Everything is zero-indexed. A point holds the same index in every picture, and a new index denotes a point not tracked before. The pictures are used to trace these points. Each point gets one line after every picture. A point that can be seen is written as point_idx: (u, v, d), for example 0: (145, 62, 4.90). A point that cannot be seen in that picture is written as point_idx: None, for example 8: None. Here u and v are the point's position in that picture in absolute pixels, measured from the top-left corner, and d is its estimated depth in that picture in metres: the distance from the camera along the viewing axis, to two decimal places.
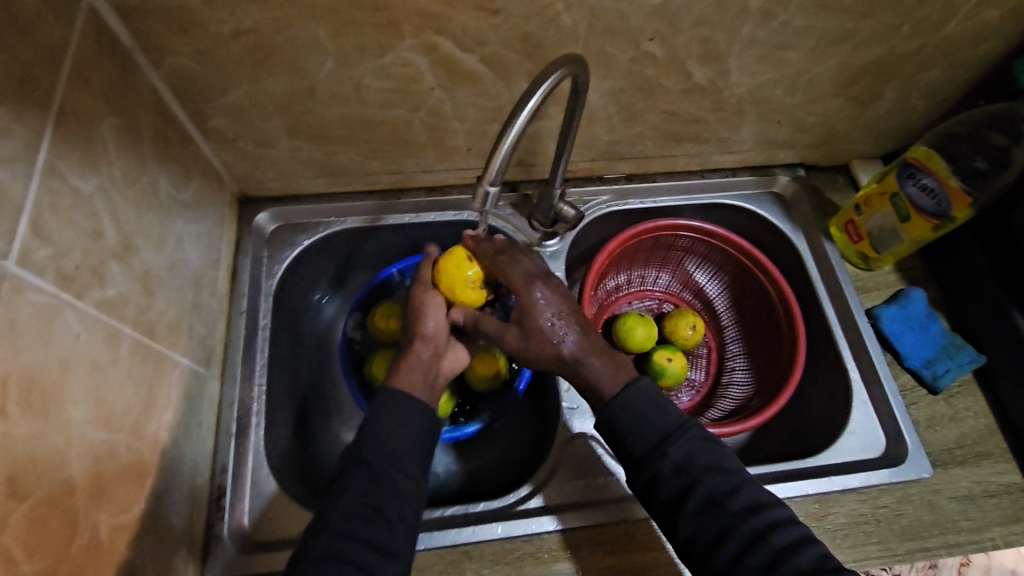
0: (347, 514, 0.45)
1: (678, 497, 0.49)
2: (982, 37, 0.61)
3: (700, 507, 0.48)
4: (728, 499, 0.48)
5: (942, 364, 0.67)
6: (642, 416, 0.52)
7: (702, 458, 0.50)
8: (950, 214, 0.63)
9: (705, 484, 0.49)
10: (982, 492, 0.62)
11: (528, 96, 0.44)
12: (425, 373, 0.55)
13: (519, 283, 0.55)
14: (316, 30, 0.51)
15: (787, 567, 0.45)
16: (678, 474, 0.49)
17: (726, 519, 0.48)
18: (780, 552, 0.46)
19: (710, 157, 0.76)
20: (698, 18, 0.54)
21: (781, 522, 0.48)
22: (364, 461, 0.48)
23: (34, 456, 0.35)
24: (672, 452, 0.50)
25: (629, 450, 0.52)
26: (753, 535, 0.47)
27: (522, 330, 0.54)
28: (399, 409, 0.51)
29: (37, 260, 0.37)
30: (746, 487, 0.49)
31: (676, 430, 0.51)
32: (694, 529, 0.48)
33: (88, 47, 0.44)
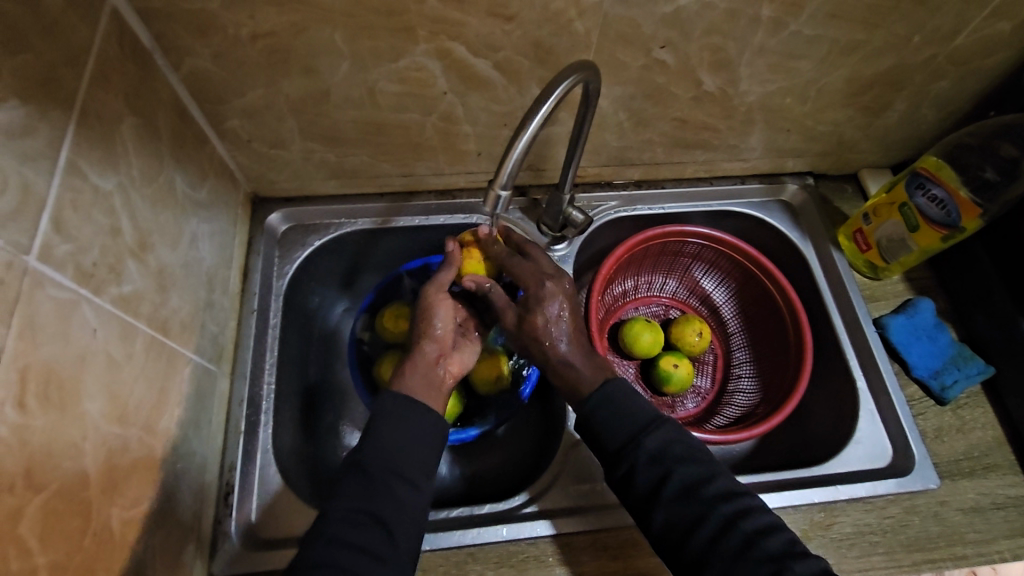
0: (343, 519, 0.46)
1: (655, 486, 0.49)
2: (994, 49, 0.61)
3: (675, 495, 0.49)
4: (702, 486, 0.49)
5: (950, 374, 0.67)
6: (617, 408, 0.53)
7: (677, 447, 0.51)
8: (959, 224, 0.63)
9: (679, 473, 0.49)
10: (990, 504, 0.62)
11: (540, 102, 0.44)
12: (427, 374, 0.55)
13: (527, 276, 0.59)
14: (333, 34, 0.51)
15: (758, 550, 0.45)
16: (652, 463, 0.50)
17: (701, 506, 0.48)
18: (751, 536, 0.46)
19: (720, 164, 0.76)
20: (710, 27, 0.55)
21: (757, 508, 0.48)
22: (363, 467, 0.48)
23: (51, 449, 0.36)
24: (646, 443, 0.51)
25: (604, 445, 0.53)
26: (725, 521, 0.47)
27: (520, 319, 0.59)
28: (400, 414, 0.51)
29: (58, 255, 0.38)
30: (721, 478, 0.50)
31: (649, 422, 0.52)
32: (670, 517, 0.49)
33: (110, 48, 0.45)
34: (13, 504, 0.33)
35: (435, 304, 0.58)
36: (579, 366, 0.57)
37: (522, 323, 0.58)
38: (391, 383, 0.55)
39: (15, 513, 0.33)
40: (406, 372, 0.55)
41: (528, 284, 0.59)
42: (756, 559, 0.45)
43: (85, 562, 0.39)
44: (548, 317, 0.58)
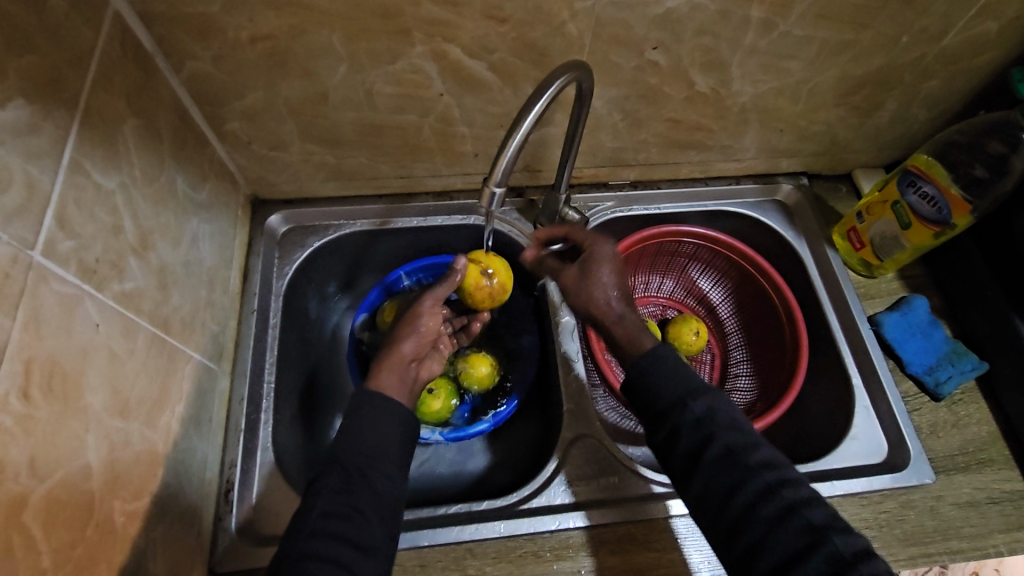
0: (325, 514, 0.46)
1: (696, 447, 0.49)
2: (981, 48, 0.62)
3: (717, 460, 0.48)
4: (746, 452, 0.48)
5: (945, 370, 0.67)
6: (668, 371, 0.53)
7: (724, 415, 0.51)
8: (950, 221, 0.64)
9: (724, 437, 0.49)
10: (985, 498, 0.62)
11: (533, 101, 0.45)
12: (401, 378, 0.57)
13: (585, 237, 0.63)
14: (331, 37, 0.53)
15: (798, 518, 0.45)
16: (698, 426, 0.50)
17: (742, 470, 0.48)
18: (792, 505, 0.45)
19: (714, 164, 0.77)
20: (700, 28, 0.56)
21: (796, 480, 0.47)
22: (339, 461, 0.48)
23: (54, 439, 0.36)
24: (693, 407, 0.51)
25: (653, 402, 0.52)
26: (768, 487, 0.47)
27: (582, 271, 0.61)
28: (373, 410, 0.51)
29: (61, 251, 0.39)
30: (763, 449, 0.49)
31: (697, 388, 0.52)
32: (709, 479, 0.48)
33: (114, 50, 0.46)
34: (19, 492, 0.33)
35: (424, 306, 0.62)
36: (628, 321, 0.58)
37: (585, 273, 0.60)
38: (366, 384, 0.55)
39: (20, 501, 0.33)
40: (381, 372, 0.56)
41: (587, 242, 0.62)
42: (795, 526, 0.44)
43: (88, 553, 0.39)
44: (611, 267, 0.60)
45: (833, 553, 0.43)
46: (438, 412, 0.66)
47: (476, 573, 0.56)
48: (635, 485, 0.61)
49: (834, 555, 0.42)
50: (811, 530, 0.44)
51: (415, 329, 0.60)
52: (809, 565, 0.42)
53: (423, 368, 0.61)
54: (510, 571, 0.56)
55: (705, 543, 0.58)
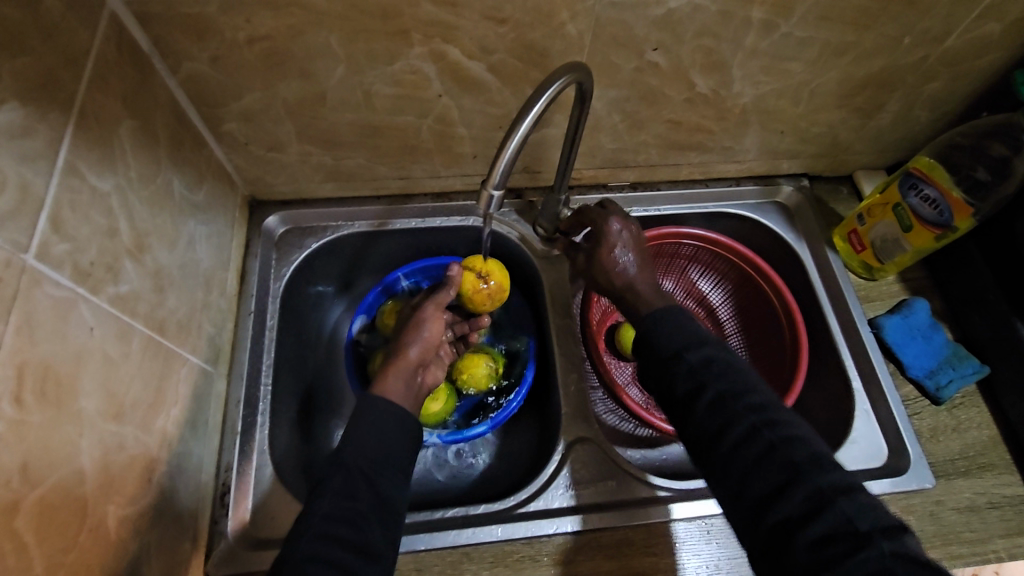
0: (327, 516, 0.45)
1: (689, 391, 0.48)
2: (984, 50, 0.62)
3: (708, 404, 0.47)
4: (738, 398, 0.47)
5: (945, 374, 0.67)
6: (668, 325, 0.52)
7: (721, 364, 0.49)
8: (951, 223, 0.64)
9: (718, 385, 0.48)
10: (986, 503, 0.62)
11: (532, 102, 0.44)
12: (407, 383, 0.56)
13: (600, 215, 0.61)
14: (329, 38, 0.52)
15: (782, 458, 0.43)
16: (691, 374, 0.49)
17: (732, 414, 0.46)
18: (777, 445, 0.44)
19: (715, 165, 0.77)
20: (701, 29, 0.55)
21: (789, 424, 0.45)
22: (345, 465, 0.48)
23: (47, 444, 0.36)
24: (689, 357, 0.50)
25: (656, 350, 0.51)
26: (754, 429, 0.45)
27: (590, 256, 0.62)
28: (377, 415, 0.51)
29: (55, 254, 0.39)
30: (759, 393, 0.48)
31: (695, 341, 0.51)
32: (700, 421, 0.47)
33: (109, 51, 0.46)
34: (10, 498, 0.33)
35: (428, 313, 0.62)
36: (641, 286, 0.57)
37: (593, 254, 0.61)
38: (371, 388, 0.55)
39: (11, 507, 0.33)
40: (386, 377, 0.56)
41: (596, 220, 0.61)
42: (777, 466, 0.43)
43: (81, 558, 0.39)
44: (622, 246, 0.59)
45: (816, 490, 0.41)
46: (437, 414, 0.66)
47: None
48: (633, 489, 0.61)
49: (813, 495, 0.41)
50: (795, 469, 0.43)
51: (418, 334, 0.60)
52: (790, 501, 0.41)
53: (429, 373, 0.61)
54: None
55: (704, 547, 0.58)
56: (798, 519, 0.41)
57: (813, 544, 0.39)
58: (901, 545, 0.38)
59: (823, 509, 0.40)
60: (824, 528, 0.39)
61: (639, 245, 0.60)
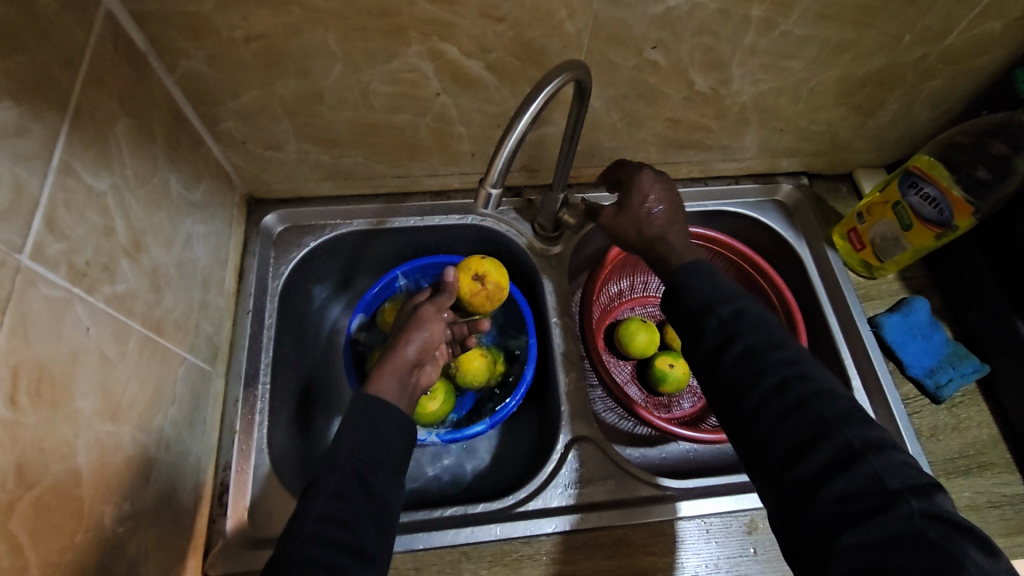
0: (321, 519, 0.44)
1: (718, 345, 0.47)
2: (985, 47, 0.61)
3: (737, 358, 0.46)
4: (767, 352, 0.46)
5: (945, 373, 0.67)
6: (700, 278, 0.51)
7: (751, 318, 0.48)
8: (951, 223, 0.64)
9: (747, 339, 0.47)
10: (986, 502, 0.62)
11: (529, 101, 0.44)
12: (402, 382, 0.55)
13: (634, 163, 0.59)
14: (325, 36, 0.52)
15: (809, 414, 0.42)
16: (720, 328, 0.48)
17: (761, 367, 0.45)
18: (807, 400, 0.43)
19: (714, 164, 0.77)
20: (700, 27, 0.55)
21: (822, 379, 0.44)
22: (339, 467, 0.48)
23: (42, 445, 0.36)
24: (719, 310, 0.48)
25: (685, 303, 0.50)
26: (783, 384, 0.44)
27: (619, 206, 0.58)
28: (373, 416, 0.51)
29: (51, 254, 0.38)
30: (791, 350, 0.46)
31: (727, 294, 0.50)
32: (729, 375, 0.46)
33: (105, 50, 0.46)
34: (5, 499, 0.33)
35: (427, 315, 0.61)
36: (672, 239, 0.55)
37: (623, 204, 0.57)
38: (369, 385, 0.54)
39: (6, 509, 0.33)
40: (382, 375, 0.55)
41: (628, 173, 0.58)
42: (805, 423, 0.42)
43: (77, 558, 0.39)
44: (657, 199, 0.56)
45: (846, 446, 0.40)
46: (434, 414, 0.66)
47: None
48: (633, 488, 0.60)
49: (841, 449, 0.40)
50: (826, 424, 0.41)
51: (417, 333, 0.59)
52: (817, 455, 0.40)
53: (422, 374, 0.59)
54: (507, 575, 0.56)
55: (703, 547, 0.58)
56: (827, 473, 0.40)
57: (839, 499, 0.38)
58: (929, 504, 0.37)
59: (853, 463, 0.39)
60: (849, 486, 0.39)
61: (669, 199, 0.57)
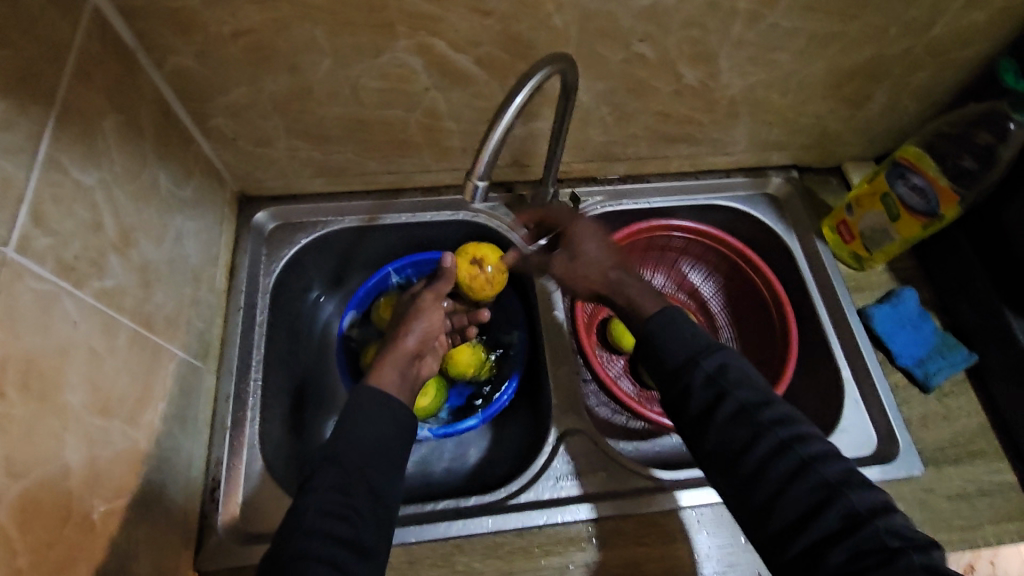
0: (320, 512, 0.45)
1: (708, 406, 0.48)
2: (970, 39, 0.62)
3: (731, 419, 0.47)
4: (758, 410, 0.47)
5: (934, 362, 0.67)
6: (680, 334, 0.51)
7: (738, 372, 0.48)
8: (938, 212, 0.64)
9: (736, 395, 0.47)
10: (975, 490, 0.62)
11: (516, 92, 0.44)
12: (402, 373, 0.57)
13: (570, 220, 0.65)
14: (313, 30, 0.52)
15: (811, 475, 0.43)
16: (708, 385, 0.48)
17: (754, 427, 0.46)
18: (807, 460, 0.44)
19: (704, 158, 0.77)
20: (687, 20, 0.55)
21: (813, 436, 0.45)
22: (338, 458, 0.48)
23: (31, 437, 0.36)
24: (706, 364, 0.49)
25: (663, 362, 0.50)
26: (780, 443, 0.45)
27: (570, 256, 0.62)
28: (371, 408, 0.51)
29: (37, 248, 0.38)
30: (779, 404, 0.48)
31: (709, 346, 0.50)
32: (721, 437, 0.47)
33: (92, 45, 0.46)
34: None
35: (424, 309, 0.62)
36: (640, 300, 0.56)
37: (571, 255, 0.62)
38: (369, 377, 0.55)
39: None
40: (383, 367, 0.56)
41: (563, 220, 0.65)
42: (807, 484, 0.43)
43: (66, 551, 0.39)
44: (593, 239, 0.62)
45: (850, 511, 0.41)
46: (426, 410, 0.66)
47: (463, 569, 0.56)
48: (626, 481, 0.61)
49: (847, 512, 0.41)
50: (826, 486, 0.42)
51: (417, 325, 0.61)
52: (823, 522, 0.41)
53: (422, 364, 0.60)
54: (499, 567, 0.56)
55: (695, 538, 0.58)
56: (833, 541, 0.40)
57: (851, 558, 0.39)
58: (929, 559, 0.39)
59: (859, 528, 0.40)
60: (859, 547, 0.39)
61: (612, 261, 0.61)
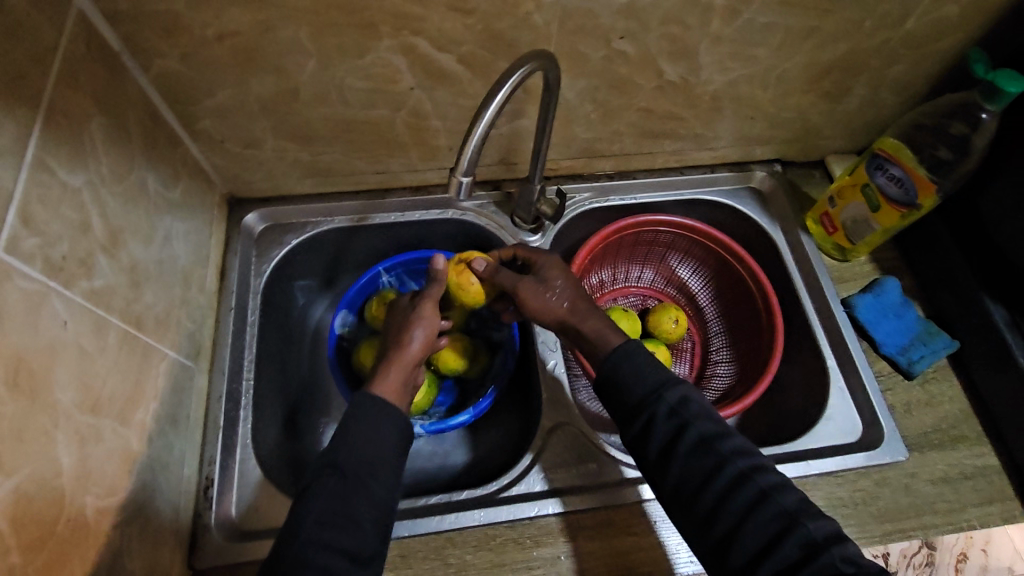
0: (319, 522, 0.45)
1: (670, 440, 0.50)
2: (944, 32, 0.63)
3: (692, 453, 0.49)
4: (718, 441, 0.49)
5: (917, 350, 0.68)
6: (642, 366, 0.53)
7: (697, 404, 0.51)
8: (916, 202, 0.65)
9: (697, 428, 0.50)
10: (958, 474, 0.63)
11: (496, 90, 0.45)
12: (406, 380, 0.55)
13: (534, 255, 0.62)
14: (298, 31, 0.53)
15: (770, 504, 0.46)
16: (671, 418, 0.50)
17: (714, 460, 0.48)
18: (765, 490, 0.46)
19: (689, 153, 0.78)
20: (666, 16, 0.57)
21: (768, 466, 0.48)
22: (337, 467, 0.47)
23: (21, 434, 0.37)
24: (667, 397, 0.51)
25: (626, 398, 0.52)
26: (739, 475, 0.47)
27: (538, 283, 0.60)
28: (371, 417, 0.50)
29: (26, 248, 0.39)
30: (735, 437, 0.50)
31: (671, 379, 0.52)
32: (683, 472, 0.49)
33: (78, 49, 0.46)
34: None
35: (427, 313, 0.59)
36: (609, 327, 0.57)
37: (539, 283, 0.60)
38: (373, 384, 0.54)
39: None
40: (387, 373, 0.55)
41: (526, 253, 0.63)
42: (766, 515, 0.45)
43: (59, 548, 0.39)
44: (558, 273, 0.61)
45: (806, 540, 0.43)
46: (418, 405, 0.67)
47: (456, 561, 0.57)
48: (616, 472, 0.61)
49: (806, 541, 0.43)
50: (783, 516, 0.45)
51: (420, 330, 0.58)
52: (783, 552, 0.43)
53: (420, 370, 0.59)
54: (492, 558, 0.57)
55: None
56: (794, 569, 0.43)
57: None
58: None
59: (817, 558, 0.42)
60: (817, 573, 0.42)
61: (578, 289, 0.60)
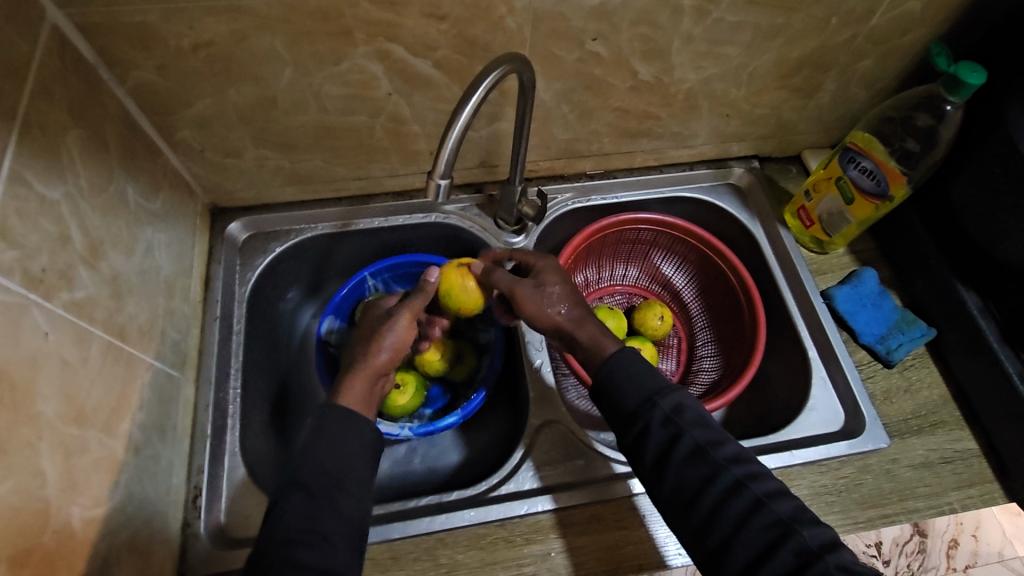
0: (287, 540, 0.44)
1: (666, 447, 0.50)
2: (909, 27, 0.65)
3: (688, 461, 0.49)
4: (714, 448, 0.49)
5: (896, 338, 0.70)
6: (634, 374, 0.53)
7: (692, 411, 0.51)
8: (888, 193, 0.67)
9: (692, 435, 0.50)
10: (939, 458, 0.64)
11: (469, 94, 0.46)
12: (370, 390, 0.55)
13: (537, 262, 0.63)
14: (274, 41, 0.53)
15: (764, 513, 0.46)
16: (666, 425, 0.51)
17: (710, 467, 0.49)
18: (761, 498, 0.47)
19: (667, 151, 0.79)
20: (637, 18, 0.58)
21: (763, 473, 0.49)
22: (303, 484, 0.47)
23: (3, 445, 0.37)
24: (662, 405, 0.52)
25: (620, 406, 0.53)
26: (736, 481, 0.48)
27: (536, 287, 0.60)
28: (336, 430, 0.50)
29: (4, 260, 0.39)
30: (732, 444, 0.51)
31: (667, 386, 0.53)
32: (679, 479, 0.49)
33: (54, 63, 0.47)
34: None
35: (394, 318, 0.58)
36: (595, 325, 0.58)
37: (537, 288, 0.60)
38: (335, 394, 0.53)
39: None
40: (350, 382, 0.54)
41: (529, 259, 0.63)
42: (763, 522, 0.46)
43: (44, 559, 0.39)
44: (557, 281, 0.60)
45: (802, 548, 0.44)
46: (404, 407, 0.67)
47: (447, 562, 0.57)
48: (604, 468, 0.62)
49: (801, 548, 0.44)
50: (779, 524, 0.45)
51: (389, 338, 0.57)
52: (778, 560, 0.44)
53: (386, 381, 0.58)
54: (483, 557, 0.57)
55: None
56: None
57: None
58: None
59: (812, 566, 0.43)
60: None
61: (576, 299, 0.60)
